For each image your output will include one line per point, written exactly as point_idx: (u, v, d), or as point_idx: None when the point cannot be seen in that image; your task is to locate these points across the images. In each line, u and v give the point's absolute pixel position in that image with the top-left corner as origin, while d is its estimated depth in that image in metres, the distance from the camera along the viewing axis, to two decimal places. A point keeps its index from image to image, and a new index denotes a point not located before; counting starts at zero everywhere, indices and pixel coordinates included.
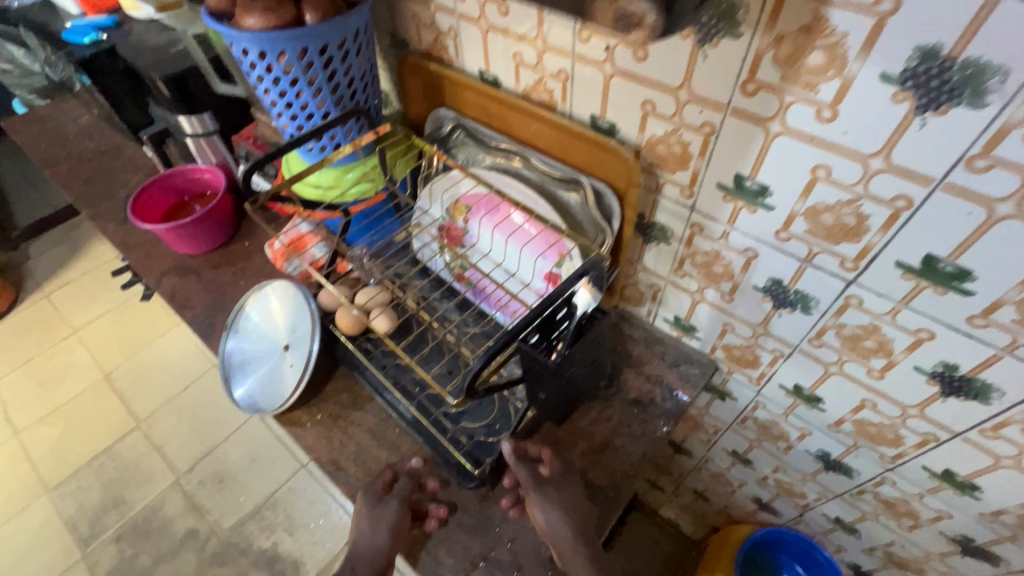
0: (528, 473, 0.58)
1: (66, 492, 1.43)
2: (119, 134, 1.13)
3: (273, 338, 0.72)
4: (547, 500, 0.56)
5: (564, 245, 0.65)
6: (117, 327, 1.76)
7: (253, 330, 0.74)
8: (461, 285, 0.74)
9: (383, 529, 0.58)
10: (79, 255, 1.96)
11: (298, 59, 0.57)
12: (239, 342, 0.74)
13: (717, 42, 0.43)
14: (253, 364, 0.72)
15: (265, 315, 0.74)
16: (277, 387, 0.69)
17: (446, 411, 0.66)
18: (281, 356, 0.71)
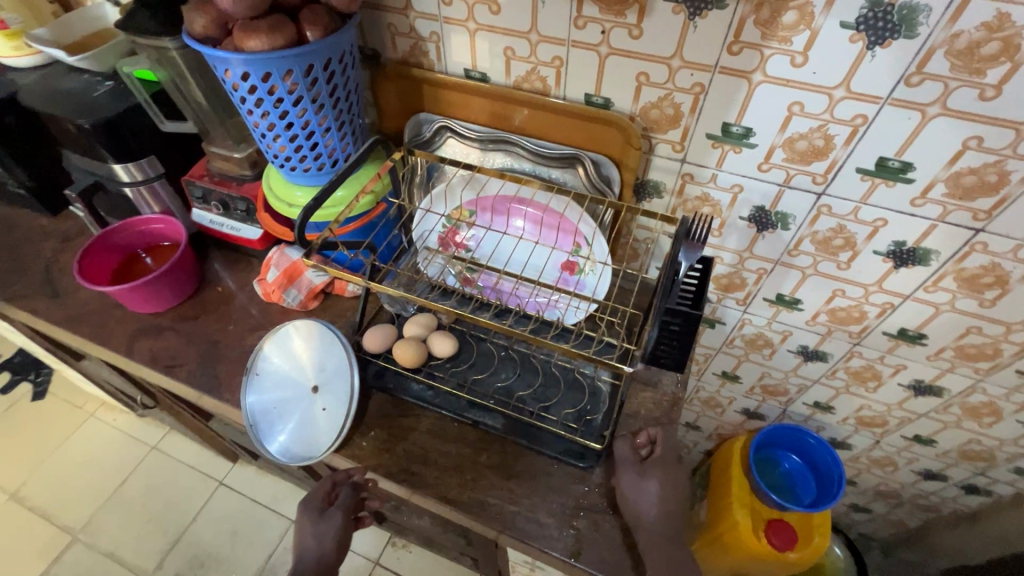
0: (624, 456, 0.61)
1: None
2: (4, 202, 0.97)
3: (300, 383, 0.68)
4: (642, 487, 0.59)
5: (580, 234, 0.71)
6: (9, 436, 1.48)
7: (272, 376, 0.69)
8: (469, 287, 0.76)
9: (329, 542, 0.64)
10: None
11: (303, 77, 0.57)
12: (258, 396, 0.67)
13: (706, 14, 0.52)
14: (281, 416, 0.67)
15: (283, 361, 0.69)
16: (322, 432, 0.65)
17: (543, 406, 0.66)
18: (317, 399, 0.67)
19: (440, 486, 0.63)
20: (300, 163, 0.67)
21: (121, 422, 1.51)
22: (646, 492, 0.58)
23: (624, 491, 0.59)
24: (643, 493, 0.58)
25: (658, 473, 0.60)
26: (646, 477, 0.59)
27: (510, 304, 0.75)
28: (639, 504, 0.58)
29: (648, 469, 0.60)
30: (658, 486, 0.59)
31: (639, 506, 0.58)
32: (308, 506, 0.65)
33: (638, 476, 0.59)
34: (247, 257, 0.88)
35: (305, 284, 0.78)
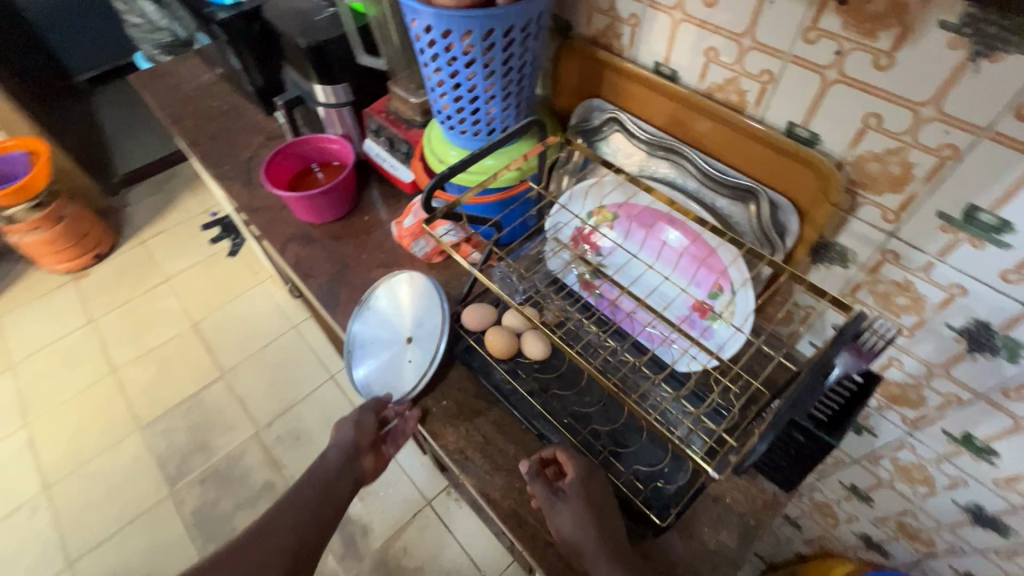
0: (543, 494, 0.55)
1: (157, 431, 1.51)
2: (238, 94, 1.14)
3: (400, 328, 0.71)
4: (567, 519, 0.53)
5: (727, 277, 0.61)
6: (204, 278, 1.83)
7: (378, 313, 0.72)
8: (586, 292, 0.70)
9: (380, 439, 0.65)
10: (171, 205, 2.04)
11: (481, 40, 0.55)
12: (365, 320, 0.72)
13: (998, 58, 0.38)
14: (374, 347, 0.71)
15: (395, 300, 0.72)
16: (398, 382, 0.68)
17: (615, 450, 0.60)
18: (407, 350, 0.69)
19: (487, 481, 0.62)
20: (458, 124, 0.66)
21: (278, 296, 1.78)
22: (576, 519, 0.53)
23: (556, 525, 0.54)
24: (573, 525, 0.53)
25: (576, 493, 0.54)
26: (567, 506, 0.53)
27: (621, 326, 0.68)
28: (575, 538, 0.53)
29: (568, 495, 0.54)
30: (579, 505, 0.53)
31: (575, 539, 0.53)
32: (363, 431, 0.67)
33: (558, 500, 0.55)
34: (396, 195, 0.92)
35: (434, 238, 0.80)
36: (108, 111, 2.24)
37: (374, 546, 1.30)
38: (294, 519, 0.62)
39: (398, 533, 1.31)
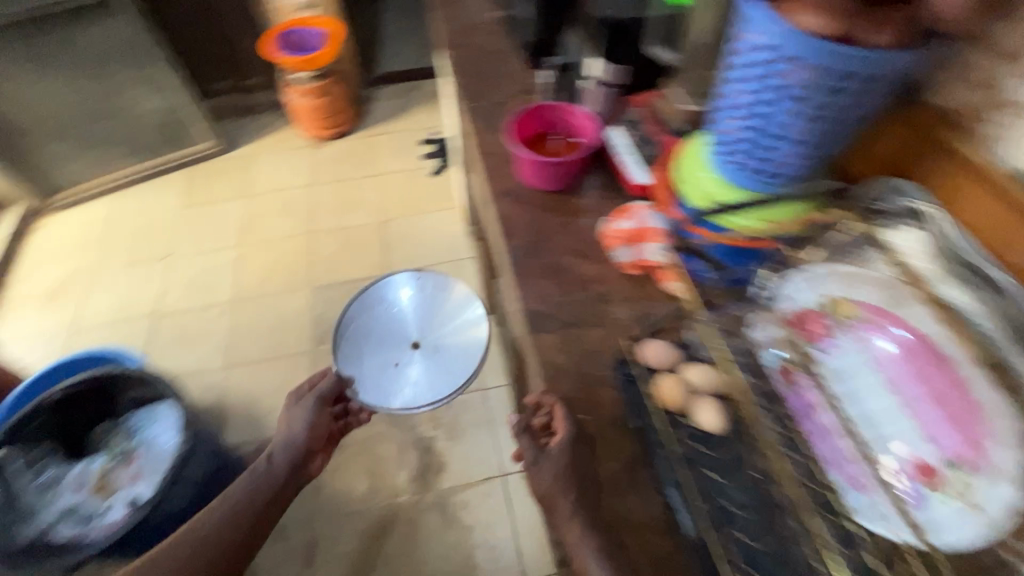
0: (530, 449, 0.63)
1: (322, 295, 1.74)
2: (509, 40, 1.18)
3: (431, 329, 1.07)
4: (545, 465, 0.61)
5: (985, 453, 0.48)
6: (405, 187, 2.03)
7: (390, 293, 1.10)
8: (782, 380, 0.61)
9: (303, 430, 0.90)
10: (405, 114, 2.26)
11: (815, 80, 0.48)
12: (413, 294, 1.10)
13: None
14: (398, 303, 1.10)
15: (443, 306, 1.09)
16: (369, 355, 1.03)
17: (747, 566, 0.53)
18: (396, 361, 1.03)
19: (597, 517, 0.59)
20: (731, 152, 0.61)
21: (455, 228, 1.91)
22: (554, 463, 0.60)
23: (536, 468, 0.61)
24: (547, 476, 0.60)
25: (559, 452, 0.61)
26: (549, 462, 0.60)
27: (811, 444, 0.58)
28: (542, 482, 0.60)
29: (552, 454, 0.61)
30: (561, 453, 0.61)
31: (546, 484, 0.60)
32: (311, 436, 0.91)
33: (539, 447, 0.63)
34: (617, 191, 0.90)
35: (640, 253, 0.76)
36: (391, 15, 2.53)
37: (443, 486, 1.37)
38: (232, 531, 0.79)
39: (466, 487, 1.37)
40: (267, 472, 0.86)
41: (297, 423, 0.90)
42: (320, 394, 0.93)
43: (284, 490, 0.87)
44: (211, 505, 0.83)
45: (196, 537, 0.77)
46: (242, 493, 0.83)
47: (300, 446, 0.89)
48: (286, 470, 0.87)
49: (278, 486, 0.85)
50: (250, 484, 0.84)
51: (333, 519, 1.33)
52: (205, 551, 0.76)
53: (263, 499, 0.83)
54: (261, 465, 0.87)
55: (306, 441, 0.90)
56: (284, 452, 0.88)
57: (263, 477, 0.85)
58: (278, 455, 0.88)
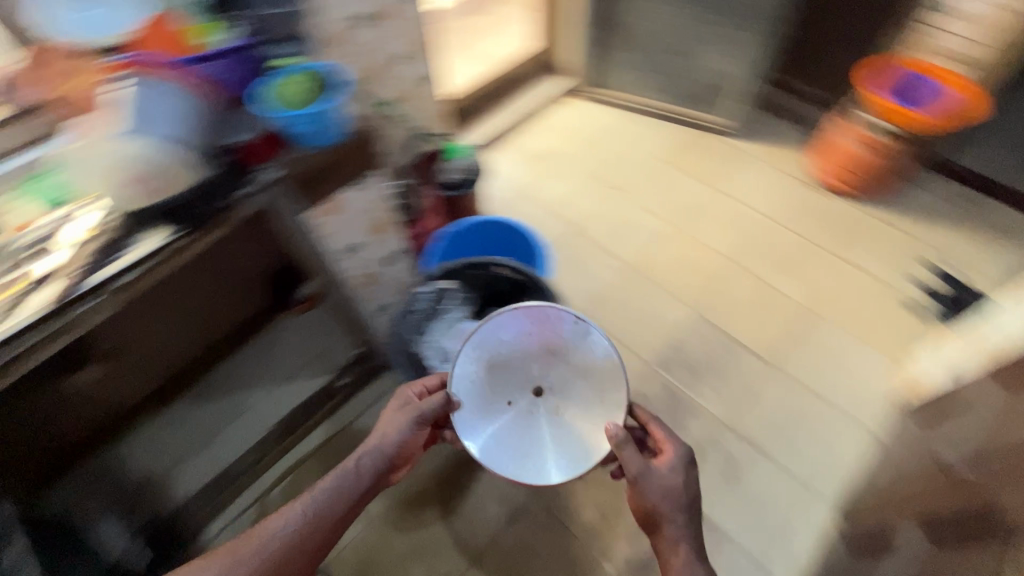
0: (636, 467, 0.91)
1: (696, 328, 1.61)
2: None
3: (564, 388, 0.99)
4: (648, 482, 0.92)
5: None
6: (862, 298, 1.65)
7: (528, 335, 1.00)
8: None
9: (395, 441, 0.98)
10: (936, 223, 1.76)
11: None
12: (544, 341, 1.00)
13: None
14: (527, 351, 1.01)
15: (586, 381, 0.98)
16: (489, 387, 0.99)
17: None
18: (511, 408, 0.98)
19: None
20: None
21: (874, 386, 1.51)
22: (656, 481, 0.93)
23: (643, 486, 0.92)
24: (654, 490, 0.93)
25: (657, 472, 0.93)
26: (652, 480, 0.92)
27: None
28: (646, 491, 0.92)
29: (653, 475, 0.93)
30: (669, 474, 0.94)
31: (650, 494, 0.93)
32: (397, 452, 0.99)
33: (644, 471, 0.92)
34: None
35: None
36: None
37: None
38: (331, 517, 0.89)
39: None
40: (360, 473, 0.95)
41: (390, 434, 0.98)
42: (420, 417, 0.99)
43: (365, 493, 0.95)
44: (315, 486, 0.92)
45: (300, 522, 0.87)
46: (337, 485, 0.92)
47: (381, 464, 0.97)
48: (370, 477, 0.96)
49: (360, 488, 0.94)
50: (346, 480, 0.94)
51: (548, 510, 1.31)
52: (308, 542, 0.86)
53: (348, 497, 0.92)
54: (355, 461, 0.96)
55: (389, 459, 0.98)
56: (372, 458, 0.97)
57: (352, 475, 0.94)
58: (363, 459, 0.96)
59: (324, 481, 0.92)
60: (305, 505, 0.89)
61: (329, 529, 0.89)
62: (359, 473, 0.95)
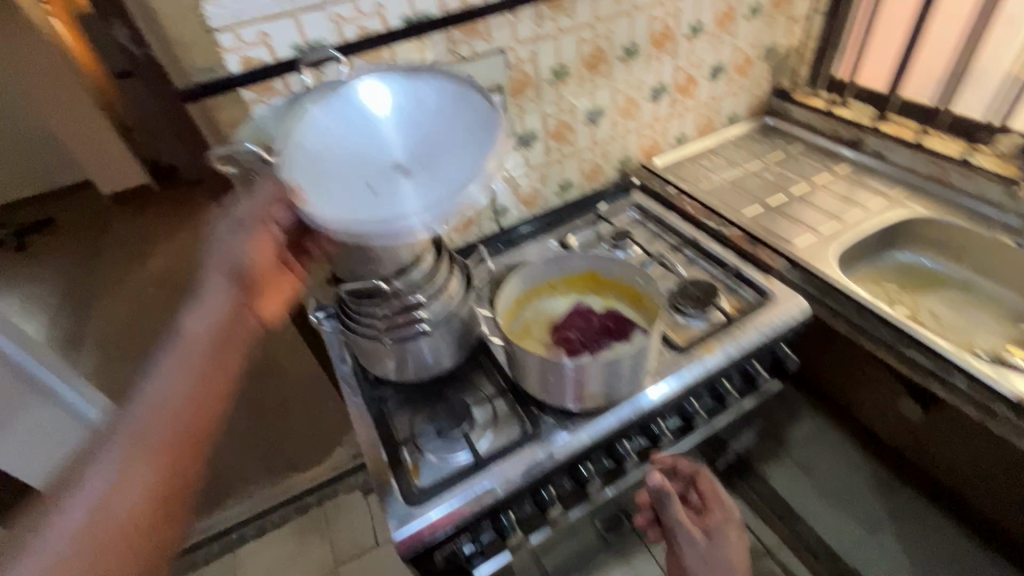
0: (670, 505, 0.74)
1: None
2: None
3: (432, 155, 0.63)
4: (687, 538, 0.78)
5: None
6: None
7: (374, 100, 0.66)
8: None
9: (251, 249, 0.58)
10: None
11: None
12: (391, 101, 0.66)
13: None
14: (373, 111, 0.66)
15: (473, 126, 0.64)
16: (335, 162, 0.61)
17: None
18: (369, 182, 0.60)
19: None
20: None
21: None
22: (702, 547, 0.78)
23: (683, 551, 0.79)
24: (697, 555, 0.78)
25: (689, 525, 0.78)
26: (683, 534, 0.78)
27: None
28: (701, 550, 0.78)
29: (683, 530, 0.78)
30: (715, 550, 0.78)
31: (694, 560, 0.78)
32: (236, 304, 0.56)
33: (686, 534, 0.78)
34: None
35: None
36: None
37: None
38: (187, 396, 0.49)
39: None
40: (195, 343, 0.52)
41: (235, 247, 0.58)
42: (260, 210, 0.58)
43: (223, 359, 0.53)
44: (133, 402, 0.48)
45: (138, 491, 0.43)
46: (173, 386, 0.49)
47: (225, 309, 0.55)
48: (219, 337, 0.53)
49: (212, 339, 0.53)
50: (192, 356, 0.51)
51: None
52: (135, 542, 0.42)
53: (203, 370, 0.51)
54: (186, 332, 0.52)
55: (240, 278, 0.57)
56: (209, 321, 0.54)
57: (187, 353, 0.51)
58: (190, 318, 0.53)
59: (144, 383, 0.49)
60: (122, 448, 0.45)
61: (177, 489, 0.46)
62: (230, 316, 0.55)
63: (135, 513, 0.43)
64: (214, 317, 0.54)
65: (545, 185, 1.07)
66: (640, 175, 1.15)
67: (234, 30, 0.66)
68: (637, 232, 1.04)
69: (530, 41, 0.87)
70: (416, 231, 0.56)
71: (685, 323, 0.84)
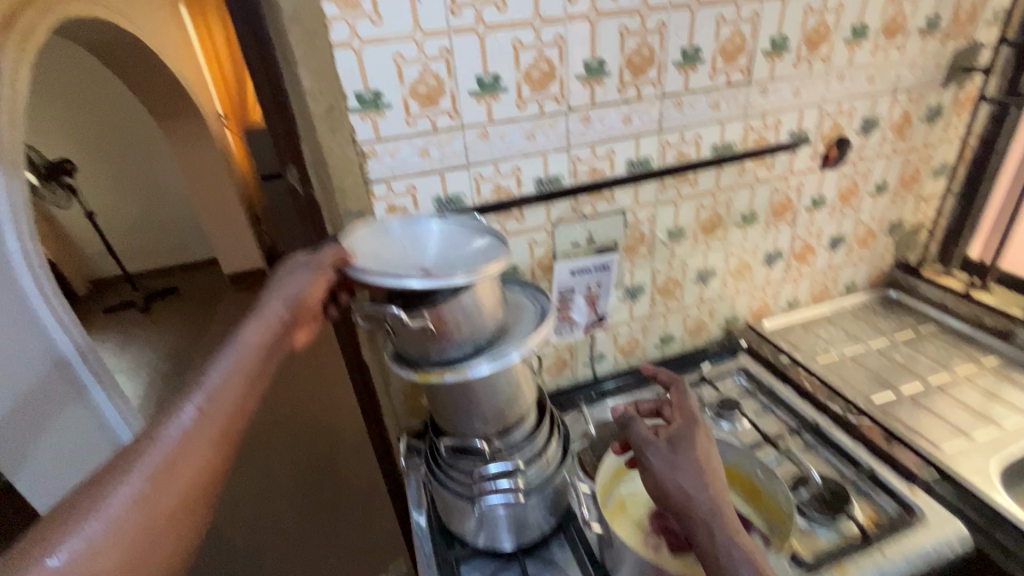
0: (637, 431, 0.63)
1: None
2: None
3: (459, 259, 0.58)
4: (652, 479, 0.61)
5: None
6: None
7: (429, 229, 0.64)
8: None
9: (310, 281, 0.58)
10: None
11: None
12: (442, 231, 0.64)
13: None
14: (429, 237, 0.63)
15: (494, 245, 0.60)
16: (376, 255, 0.58)
17: None
18: (402, 268, 0.55)
19: None
20: None
21: None
22: (666, 462, 0.60)
23: (651, 460, 0.61)
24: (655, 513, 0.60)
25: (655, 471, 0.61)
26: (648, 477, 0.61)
27: None
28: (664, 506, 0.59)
29: (647, 456, 0.62)
30: (695, 432, 0.64)
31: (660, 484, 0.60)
32: (280, 326, 0.58)
33: (652, 439, 0.62)
34: None
35: None
36: None
37: None
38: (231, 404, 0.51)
39: None
40: (246, 349, 0.54)
41: (294, 277, 0.59)
42: (318, 259, 0.57)
43: (261, 373, 0.55)
44: (184, 399, 0.49)
45: (177, 486, 0.46)
46: (217, 388, 0.51)
47: (275, 327, 0.57)
48: (259, 355, 0.55)
49: (259, 356, 0.55)
50: (240, 360, 0.53)
51: None
52: (169, 524, 0.45)
53: (246, 380, 0.53)
54: (239, 340, 0.54)
55: (296, 309, 0.59)
56: (263, 332, 0.56)
57: (237, 362, 0.53)
58: (244, 332, 0.55)
59: (203, 383, 0.51)
60: (172, 439, 0.47)
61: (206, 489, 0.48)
62: (268, 341, 0.56)
63: (174, 507, 0.45)
64: (259, 336, 0.56)
65: (645, 337, 1.04)
66: (747, 336, 1.09)
67: (388, 181, 0.73)
68: (746, 403, 0.97)
69: (650, 204, 0.89)
70: (456, 274, 0.52)
71: (811, 530, 0.73)
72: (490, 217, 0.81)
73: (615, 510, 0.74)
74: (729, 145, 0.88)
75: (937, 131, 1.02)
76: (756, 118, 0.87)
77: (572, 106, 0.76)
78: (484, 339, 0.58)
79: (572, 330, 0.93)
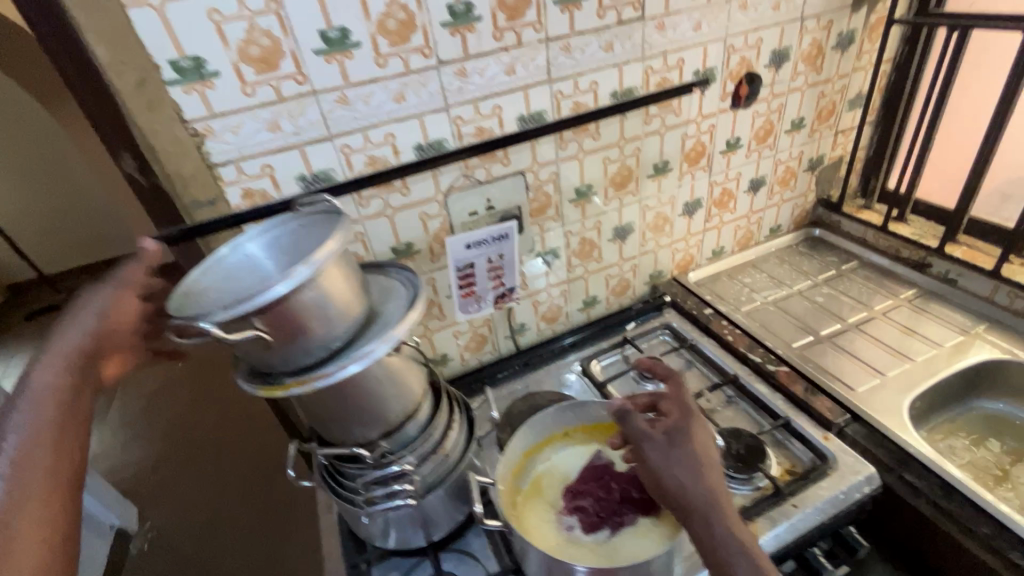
0: (632, 423, 0.60)
1: None
2: None
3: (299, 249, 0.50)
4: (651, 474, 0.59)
5: None
6: None
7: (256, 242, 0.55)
8: None
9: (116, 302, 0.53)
10: None
11: None
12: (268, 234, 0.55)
13: None
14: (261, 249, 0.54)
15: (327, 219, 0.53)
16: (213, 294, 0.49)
17: None
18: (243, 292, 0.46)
19: None
20: None
21: None
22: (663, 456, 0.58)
23: (648, 453, 0.59)
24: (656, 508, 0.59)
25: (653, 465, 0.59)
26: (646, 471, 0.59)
27: None
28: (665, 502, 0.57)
29: (645, 450, 0.59)
30: (695, 421, 0.61)
31: (659, 480, 0.58)
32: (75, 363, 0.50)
33: (649, 432, 0.59)
34: None
35: None
36: None
37: None
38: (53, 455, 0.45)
39: None
40: (45, 396, 0.47)
41: (88, 300, 0.53)
42: (127, 278, 0.54)
43: (73, 418, 0.48)
44: None
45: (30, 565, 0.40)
46: (28, 445, 0.44)
47: (77, 359, 0.50)
48: (58, 399, 0.47)
49: (62, 398, 0.48)
50: (44, 410, 0.46)
51: None
52: None
53: (57, 427, 0.46)
54: (31, 387, 0.47)
55: (102, 335, 0.52)
56: (60, 367, 0.49)
57: (42, 412, 0.46)
58: (36, 374, 0.48)
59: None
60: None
61: (50, 540, 0.42)
62: (63, 380, 0.49)
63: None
64: (52, 377, 0.48)
65: (567, 303, 0.99)
66: (672, 291, 1.05)
67: (237, 163, 0.64)
68: (669, 360, 0.95)
69: (551, 163, 0.82)
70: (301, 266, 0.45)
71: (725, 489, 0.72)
72: (370, 193, 0.73)
73: (517, 483, 0.70)
74: (630, 91, 0.81)
75: (850, 59, 0.97)
76: (655, 59, 0.80)
77: (443, 60, 0.67)
78: (341, 340, 0.51)
79: (481, 306, 0.87)
